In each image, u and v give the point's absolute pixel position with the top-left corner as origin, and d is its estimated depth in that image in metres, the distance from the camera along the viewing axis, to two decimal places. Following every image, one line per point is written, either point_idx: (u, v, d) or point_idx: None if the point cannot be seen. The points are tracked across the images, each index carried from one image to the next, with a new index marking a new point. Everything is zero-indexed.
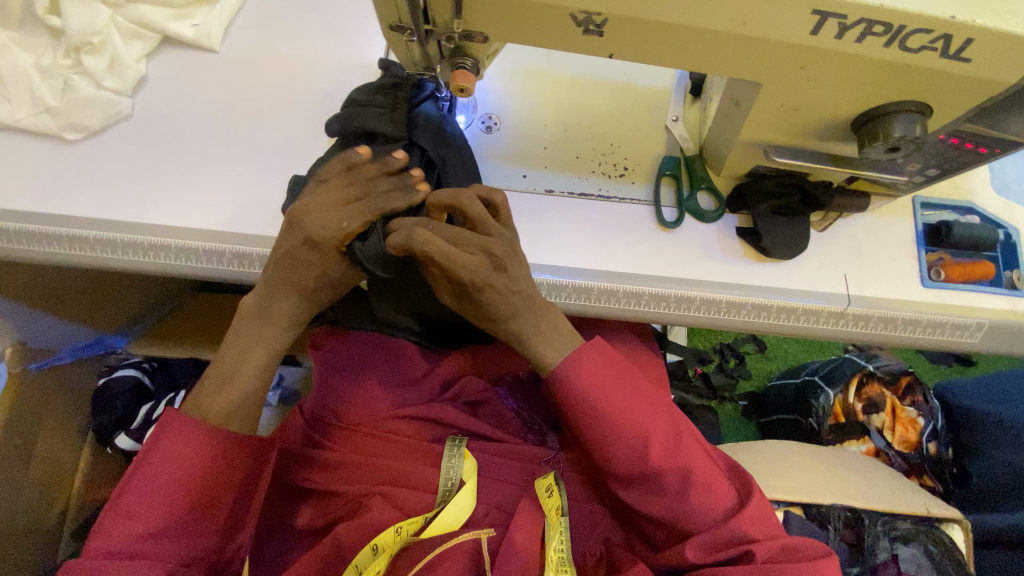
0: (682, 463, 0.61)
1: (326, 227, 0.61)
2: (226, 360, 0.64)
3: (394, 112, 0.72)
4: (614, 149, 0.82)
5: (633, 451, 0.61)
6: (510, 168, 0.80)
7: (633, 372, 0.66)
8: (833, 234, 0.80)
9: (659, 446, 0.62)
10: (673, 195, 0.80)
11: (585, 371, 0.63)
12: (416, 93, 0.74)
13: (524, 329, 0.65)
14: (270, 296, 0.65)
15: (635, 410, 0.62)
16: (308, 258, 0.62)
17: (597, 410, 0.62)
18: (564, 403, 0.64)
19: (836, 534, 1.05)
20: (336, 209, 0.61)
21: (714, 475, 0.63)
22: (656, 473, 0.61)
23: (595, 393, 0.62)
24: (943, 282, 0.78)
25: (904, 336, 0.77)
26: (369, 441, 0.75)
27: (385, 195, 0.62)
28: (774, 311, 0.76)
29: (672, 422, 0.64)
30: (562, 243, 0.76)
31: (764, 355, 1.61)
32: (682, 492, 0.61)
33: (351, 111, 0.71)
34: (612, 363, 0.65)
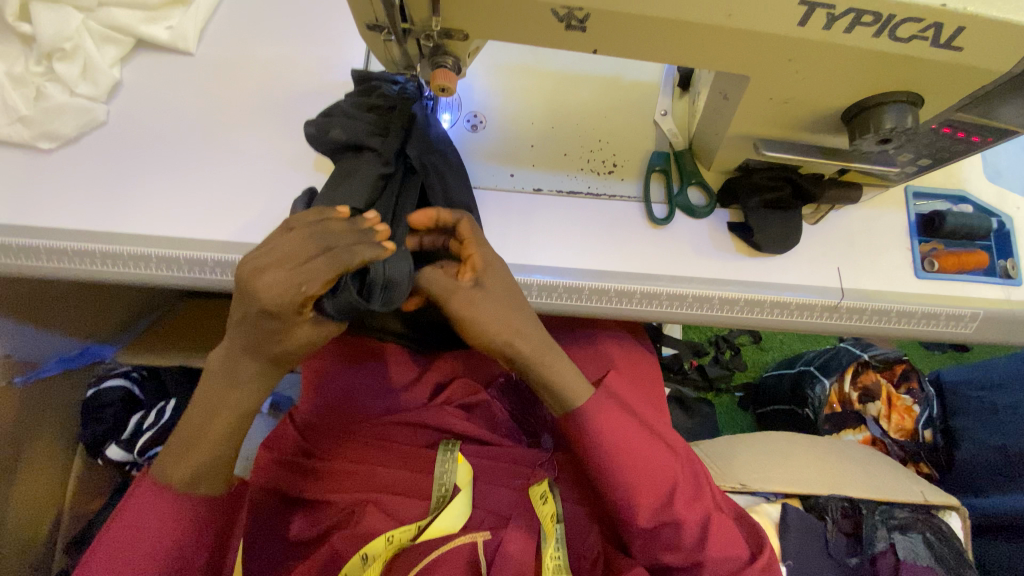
0: (702, 512, 0.62)
1: (285, 290, 0.51)
2: (194, 426, 0.58)
3: (386, 130, 0.71)
4: (603, 146, 0.80)
5: (657, 501, 0.61)
6: (497, 167, 0.78)
7: (655, 417, 0.64)
8: (826, 226, 0.79)
9: (683, 496, 0.61)
10: (663, 191, 0.79)
11: (615, 421, 0.60)
12: (412, 110, 0.73)
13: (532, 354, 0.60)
14: (236, 358, 0.57)
15: (663, 461, 0.61)
16: (267, 325, 0.54)
17: (627, 462, 0.60)
18: (592, 453, 0.61)
19: (834, 525, 1.05)
20: (294, 269, 0.52)
21: (728, 524, 0.64)
22: (678, 522, 0.61)
23: (625, 446, 0.60)
24: (936, 273, 0.78)
25: (897, 328, 0.76)
26: (362, 450, 0.74)
27: (349, 246, 0.54)
28: (767, 306, 0.75)
29: (692, 469, 0.64)
30: (551, 242, 0.75)
31: (759, 346, 1.61)
32: (698, 542, 0.62)
33: (339, 124, 0.70)
34: (636, 412, 0.62)
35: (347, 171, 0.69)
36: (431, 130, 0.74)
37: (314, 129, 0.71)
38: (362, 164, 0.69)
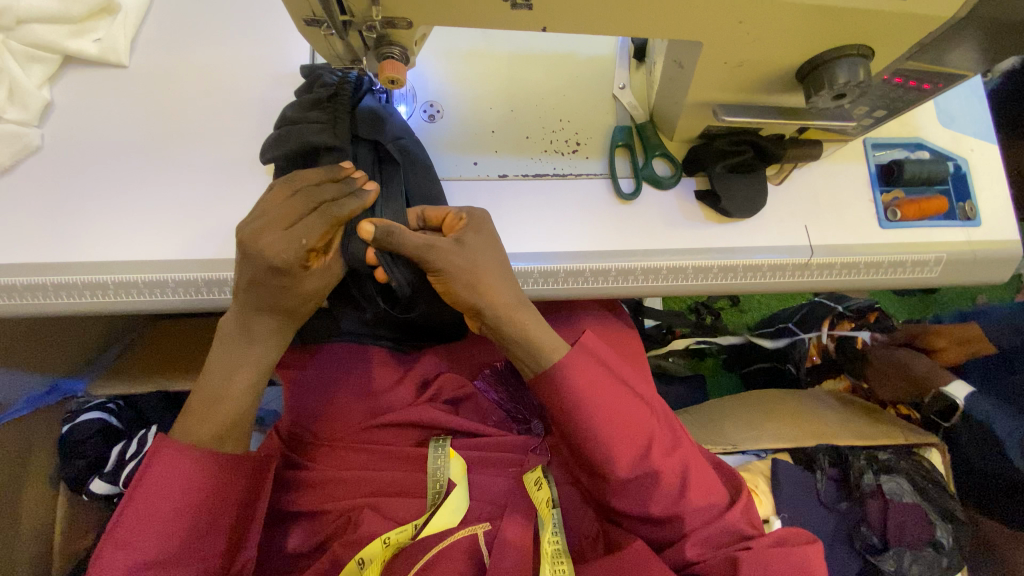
0: (681, 461, 0.62)
1: (290, 243, 0.58)
2: (208, 384, 0.61)
3: (334, 124, 0.69)
4: (565, 125, 0.79)
5: (636, 452, 0.61)
6: (457, 157, 0.77)
7: (626, 370, 0.65)
8: (792, 185, 0.79)
9: (659, 445, 0.62)
10: (629, 165, 0.78)
11: (585, 374, 0.61)
12: (356, 97, 0.72)
13: (526, 321, 0.62)
14: (249, 317, 0.61)
15: (637, 410, 0.62)
16: (270, 283, 0.59)
17: (600, 413, 0.61)
18: (566, 410, 0.61)
19: (822, 474, 1.14)
20: (298, 222, 0.58)
21: (704, 470, 0.64)
22: (658, 473, 0.61)
23: (596, 398, 0.61)
24: (900, 222, 0.79)
25: (863, 280, 0.79)
26: (353, 456, 0.73)
27: (338, 203, 0.61)
28: (741, 271, 0.77)
29: (668, 422, 0.65)
30: (523, 228, 0.74)
31: (738, 308, 1.64)
32: (681, 492, 0.62)
33: (294, 129, 0.69)
34: (608, 369, 0.63)
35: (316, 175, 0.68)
36: (385, 113, 0.72)
37: (273, 141, 0.69)
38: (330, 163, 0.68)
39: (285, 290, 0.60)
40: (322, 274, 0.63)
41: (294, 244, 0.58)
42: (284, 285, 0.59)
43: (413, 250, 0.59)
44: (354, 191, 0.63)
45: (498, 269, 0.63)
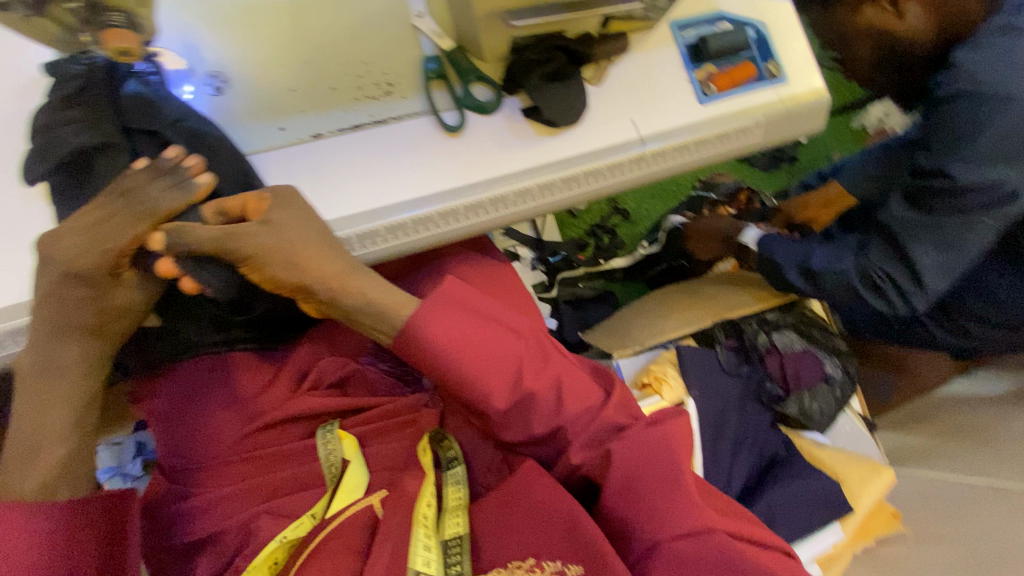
0: (551, 377, 0.62)
1: (95, 246, 0.55)
2: (27, 425, 0.55)
3: (97, 121, 0.62)
4: (369, 67, 0.73)
5: (508, 383, 0.60)
6: (262, 125, 0.70)
7: (483, 302, 0.62)
8: (612, 82, 0.80)
9: (528, 369, 0.61)
10: (449, 96, 0.74)
11: (437, 322, 0.59)
12: (116, 85, 0.64)
13: (363, 289, 0.60)
14: (55, 340, 0.56)
15: (499, 342, 0.60)
16: (74, 294, 0.55)
17: (461, 357, 0.59)
18: (429, 362, 0.59)
19: (722, 346, 1.26)
20: (103, 224, 0.56)
21: (578, 375, 0.65)
22: (532, 395, 0.61)
23: (452, 343, 0.59)
24: (717, 95, 0.82)
25: (696, 158, 0.84)
26: (241, 467, 0.69)
27: (140, 195, 0.57)
28: (584, 177, 0.78)
29: (535, 343, 0.63)
30: (354, 186, 0.70)
31: (630, 220, 1.68)
32: (558, 404, 0.62)
33: (54, 136, 0.61)
34: (461, 310, 0.61)
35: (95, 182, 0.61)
36: (156, 96, 0.65)
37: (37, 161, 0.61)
38: (105, 164, 0.61)
39: (93, 302, 0.57)
40: (138, 287, 0.60)
41: (97, 248, 0.55)
42: (91, 296, 0.56)
43: (206, 243, 0.56)
44: (172, 178, 0.58)
45: (320, 236, 0.60)
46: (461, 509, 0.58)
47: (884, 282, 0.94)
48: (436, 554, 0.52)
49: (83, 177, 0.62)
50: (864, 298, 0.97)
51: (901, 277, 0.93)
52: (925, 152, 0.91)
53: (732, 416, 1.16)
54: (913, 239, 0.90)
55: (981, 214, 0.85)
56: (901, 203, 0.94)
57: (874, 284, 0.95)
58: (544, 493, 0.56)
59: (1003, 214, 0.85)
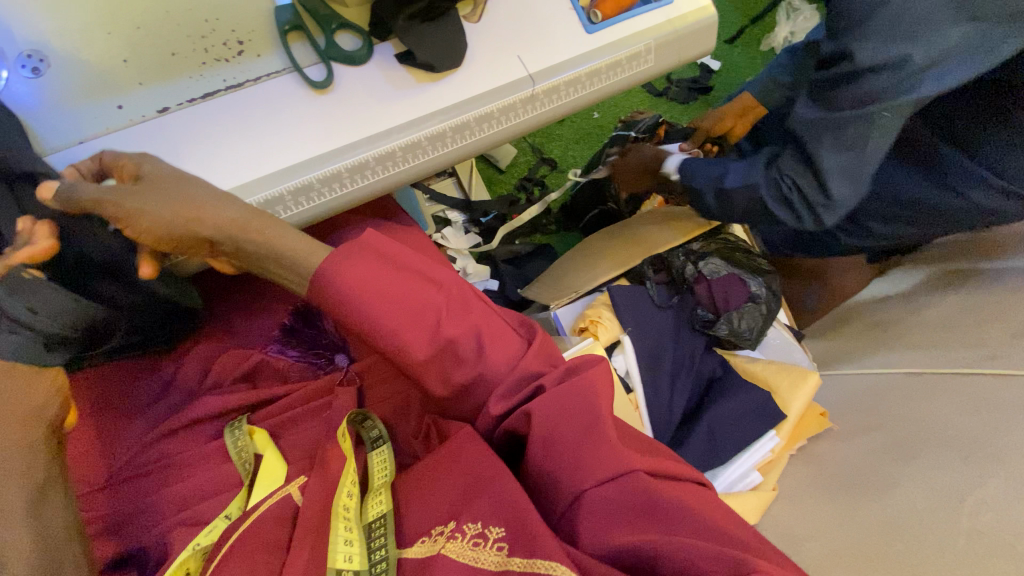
0: (474, 323, 0.53)
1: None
2: None
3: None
4: (215, 25, 0.65)
5: (422, 334, 0.51)
6: (96, 105, 0.62)
7: (392, 247, 0.54)
8: (492, 18, 0.75)
9: (448, 315, 0.52)
10: (311, 49, 0.67)
11: (342, 269, 0.51)
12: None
13: (268, 240, 0.53)
14: None
15: (411, 289, 0.51)
16: None
17: (371, 299, 0.50)
18: (337, 309, 0.51)
19: (653, 281, 1.28)
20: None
21: (502, 323, 0.56)
22: (453, 342, 0.52)
23: (362, 286, 0.50)
24: (604, 22, 0.79)
25: (592, 92, 0.80)
26: (148, 480, 0.63)
27: None
28: (477, 125, 0.73)
29: (457, 287, 0.54)
30: (219, 162, 0.63)
31: (559, 170, 1.69)
32: (479, 351, 0.53)
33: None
34: (375, 253, 0.53)
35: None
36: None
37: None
38: None
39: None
40: None
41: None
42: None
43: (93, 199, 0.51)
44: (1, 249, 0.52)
45: (185, 203, 0.52)
46: (386, 488, 0.53)
47: (792, 192, 0.93)
48: (359, 544, 0.47)
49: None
50: (778, 213, 0.96)
51: (808, 176, 0.90)
52: (824, 46, 0.86)
53: (667, 348, 1.18)
54: (815, 146, 0.86)
55: (876, 111, 0.79)
56: (807, 103, 0.90)
57: (785, 195, 0.94)
58: (471, 459, 0.51)
59: (904, 105, 0.78)
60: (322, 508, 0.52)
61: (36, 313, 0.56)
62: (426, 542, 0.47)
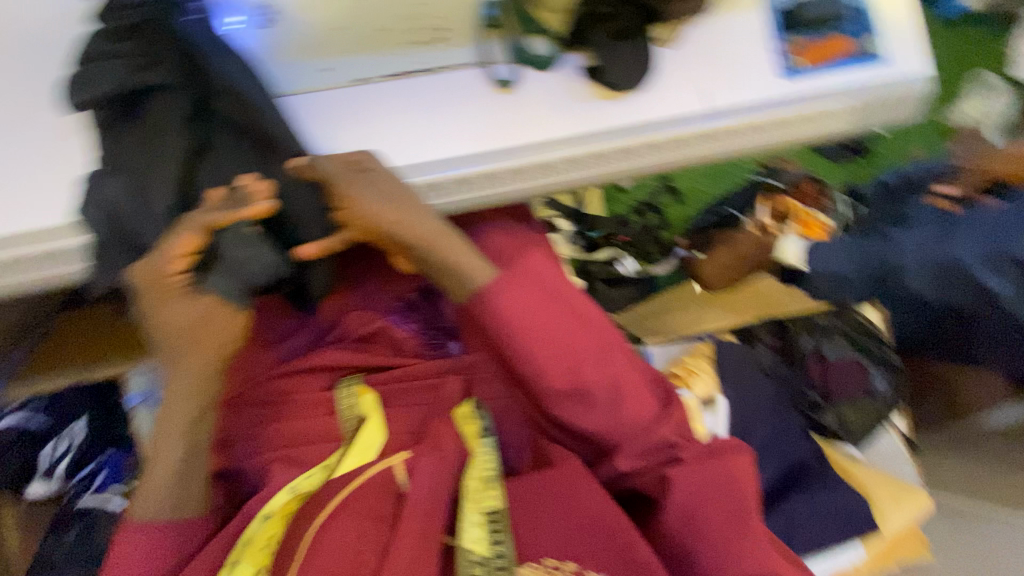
0: (614, 374, 0.57)
1: (155, 267, 0.53)
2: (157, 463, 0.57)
3: (154, 57, 0.60)
4: (424, 11, 0.69)
5: (562, 370, 0.56)
6: (305, 64, 0.67)
7: (557, 285, 0.59)
8: (687, 46, 0.71)
9: (590, 359, 0.56)
10: (504, 48, 0.69)
11: (511, 298, 0.57)
12: (175, 27, 0.60)
13: (442, 257, 0.58)
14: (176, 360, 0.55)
15: (563, 326, 0.57)
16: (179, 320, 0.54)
17: (525, 328, 0.57)
18: (489, 323, 0.57)
19: (763, 346, 1.20)
20: (156, 251, 0.54)
21: (640, 379, 0.58)
22: (587, 386, 0.56)
23: (518, 314, 0.57)
24: (804, 70, 0.73)
25: (769, 138, 0.75)
26: (264, 410, 0.69)
27: (178, 231, 0.53)
28: (640, 150, 0.71)
29: (603, 334, 0.58)
30: (396, 138, 0.66)
31: (681, 200, 1.58)
32: (612, 401, 0.56)
33: (99, 71, 0.59)
34: (534, 283, 0.58)
35: (149, 158, 0.59)
36: (206, 47, 0.60)
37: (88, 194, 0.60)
38: (163, 116, 0.59)
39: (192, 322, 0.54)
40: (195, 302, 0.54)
41: (159, 276, 0.53)
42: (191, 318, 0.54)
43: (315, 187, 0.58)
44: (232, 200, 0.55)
45: (400, 202, 0.58)
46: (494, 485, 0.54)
47: (1007, 260, 0.90)
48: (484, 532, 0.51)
49: (130, 114, 0.61)
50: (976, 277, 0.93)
51: None
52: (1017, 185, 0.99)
53: (762, 422, 1.08)
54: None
55: None
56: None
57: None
58: (584, 497, 0.53)
59: None
60: (425, 494, 0.54)
61: (249, 260, 0.57)
62: (540, 569, 0.51)
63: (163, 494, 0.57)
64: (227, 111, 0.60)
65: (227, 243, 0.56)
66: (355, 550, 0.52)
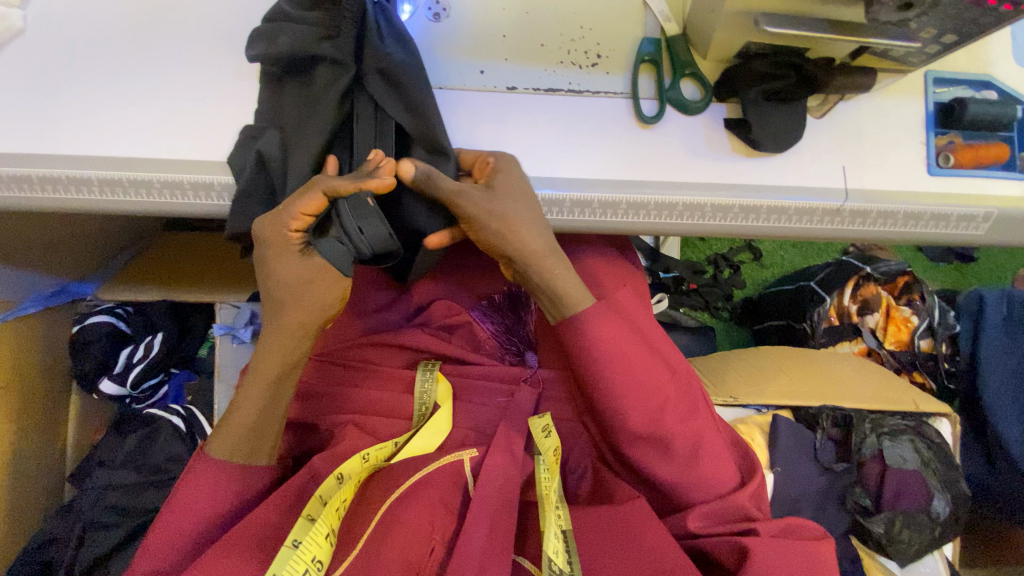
0: (696, 430, 0.61)
1: (278, 222, 0.61)
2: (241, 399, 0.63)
3: (334, 30, 0.64)
4: (585, 34, 0.71)
5: (647, 416, 0.59)
6: (464, 62, 0.70)
7: (652, 332, 0.63)
8: (834, 121, 0.71)
9: (675, 410, 0.60)
10: (653, 84, 0.70)
11: (607, 332, 0.60)
12: (362, 8, 0.64)
13: (548, 278, 0.62)
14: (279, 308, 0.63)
15: (654, 374, 0.60)
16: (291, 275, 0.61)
17: (614, 364, 0.59)
18: (580, 354, 0.60)
19: (823, 434, 1.05)
20: (283, 207, 0.60)
21: (717, 441, 0.63)
22: (669, 436, 0.59)
23: (611, 349, 0.60)
24: (951, 169, 0.71)
25: (904, 233, 0.71)
26: (345, 371, 0.73)
27: (304, 193, 0.59)
28: (764, 212, 0.69)
29: (688, 389, 0.63)
30: (531, 149, 0.68)
31: (760, 263, 1.53)
32: (689, 456, 0.60)
33: (284, 30, 0.64)
34: (631, 327, 0.61)
35: (303, 120, 0.66)
36: (382, 30, 0.64)
37: (240, 138, 0.66)
38: (325, 83, 0.65)
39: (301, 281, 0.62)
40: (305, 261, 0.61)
41: (282, 232, 0.60)
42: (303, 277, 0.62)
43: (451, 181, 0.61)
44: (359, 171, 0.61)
45: (520, 213, 0.60)
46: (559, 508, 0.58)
47: None
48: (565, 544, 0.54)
49: (299, 77, 0.67)
50: None
51: None
52: None
53: (808, 511, 1.01)
54: None
55: None
56: None
57: None
58: (651, 540, 0.55)
59: None
60: (490, 498, 0.56)
61: (362, 227, 0.61)
62: None
63: (240, 430, 0.61)
64: (381, 90, 0.64)
65: (345, 211, 0.60)
66: (429, 533, 0.53)
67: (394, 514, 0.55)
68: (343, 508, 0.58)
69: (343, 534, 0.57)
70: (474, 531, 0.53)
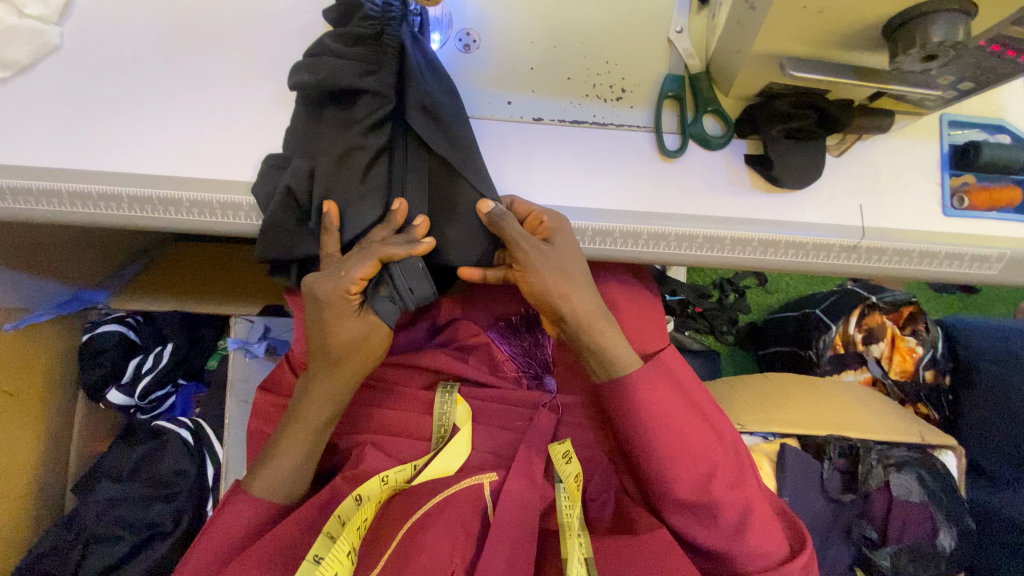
0: (744, 498, 0.62)
1: (337, 286, 0.62)
2: (277, 455, 0.63)
3: (378, 66, 0.65)
4: (611, 68, 0.73)
5: (695, 482, 0.61)
6: (492, 94, 0.71)
7: (699, 396, 0.65)
8: (851, 159, 0.73)
9: (722, 477, 0.62)
10: (676, 120, 0.72)
11: (655, 396, 0.62)
12: (403, 44, 0.65)
13: (596, 342, 0.64)
14: (326, 360, 0.64)
15: (701, 440, 0.62)
16: (343, 333, 0.63)
17: (665, 429, 0.62)
18: (628, 415, 0.63)
19: (830, 464, 1.05)
20: (339, 268, 0.62)
21: (769, 514, 0.63)
22: (718, 504, 0.61)
23: (661, 414, 0.62)
24: (966, 210, 0.72)
25: (919, 270, 0.72)
26: (364, 390, 0.74)
27: (363, 253, 0.62)
28: (781, 247, 0.70)
29: (735, 454, 0.64)
30: (553, 178, 0.69)
31: (765, 289, 1.54)
32: (738, 525, 0.61)
33: (325, 62, 0.64)
34: (678, 389, 0.64)
35: (332, 146, 0.65)
36: (420, 67, 0.65)
37: (264, 169, 0.67)
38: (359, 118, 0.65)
39: (350, 338, 0.63)
40: (359, 319, 0.64)
41: (337, 291, 0.62)
42: (352, 333, 0.63)
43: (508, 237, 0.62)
44: (410, 236, 0.63)
45: (570, 278, 0.63)
46: (580, 539, 0.58)
47: None
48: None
49: (336, 106, 0.67)
50: None
51: None
52: None
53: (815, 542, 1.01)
54: None
55: None
56: None
57: None
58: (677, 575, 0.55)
59: None
60: (509, 524, 0.57)
61: (411, 287, 0.65)
62: None
63: (285, 473, 0.63)
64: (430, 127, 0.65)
65: (397, 273, 0.64)
66: (450, 556, 0.53)
67: (415, 535, 0.55)
68: (362, 530, 0.58)
69: (364, 553, 0.57)
70: (494, 559, 0.53)
